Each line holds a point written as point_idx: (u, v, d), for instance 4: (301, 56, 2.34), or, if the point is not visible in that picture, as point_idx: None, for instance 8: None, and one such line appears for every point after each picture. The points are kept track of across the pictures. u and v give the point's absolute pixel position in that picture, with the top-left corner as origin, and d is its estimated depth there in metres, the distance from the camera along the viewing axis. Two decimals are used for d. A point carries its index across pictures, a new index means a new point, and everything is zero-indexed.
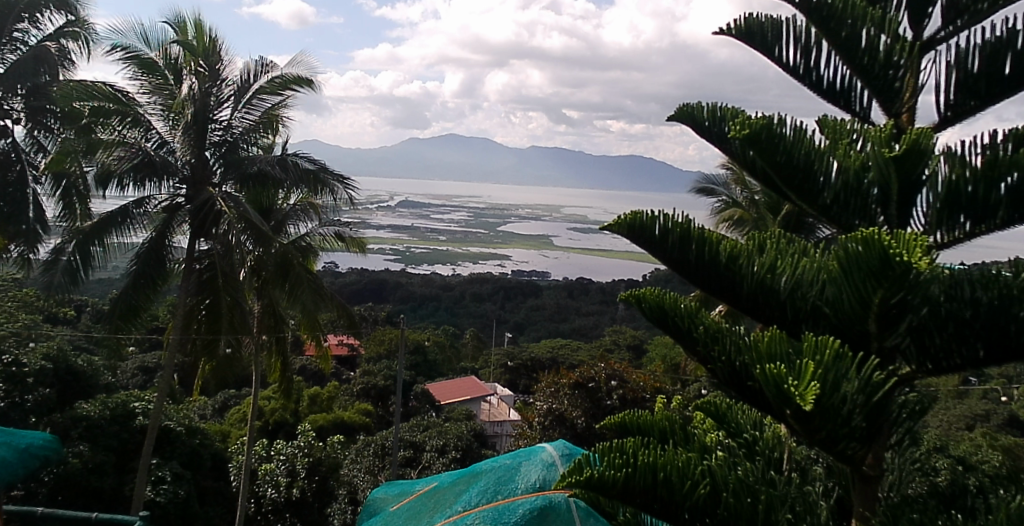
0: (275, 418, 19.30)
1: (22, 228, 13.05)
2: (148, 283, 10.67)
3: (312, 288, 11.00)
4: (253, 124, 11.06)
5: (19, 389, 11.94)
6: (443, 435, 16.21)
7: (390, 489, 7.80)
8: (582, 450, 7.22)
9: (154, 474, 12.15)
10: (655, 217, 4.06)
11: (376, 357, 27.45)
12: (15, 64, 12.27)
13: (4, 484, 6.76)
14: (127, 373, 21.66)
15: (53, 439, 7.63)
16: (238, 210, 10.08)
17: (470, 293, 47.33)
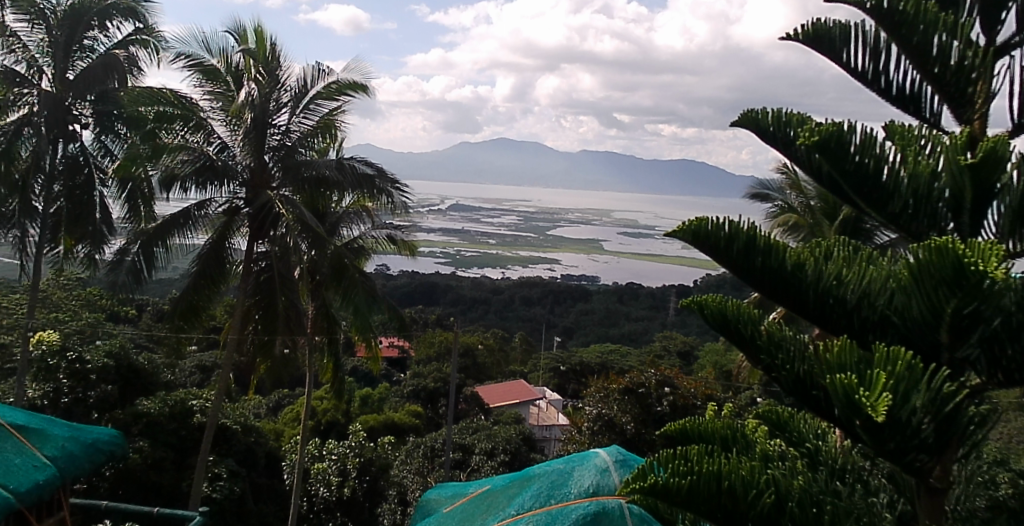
0: (328, 418, 19.65)
1: (89, 229, 13.67)
2: (208, 283, 10.91)
3: (365, 291, 11.03)
4: (311, 129, 11.21)
5: (82, 385, 12.45)
6: (492, 438, 16.26)
7: (443, 491, 7.86)
8: (638, 456, 7.16)
9: (211, 471, 12.44)
10: (722, 223, 3.99)
11: (426, 359, 27.64)
12: (86, 70, 12.65)
13: (72, 478, 7.02)
14: (186, 372, 22.32)
15: (119, 435, 7.87)
16: (295, 213, 10.26)
17: (519, 297, 47.43)
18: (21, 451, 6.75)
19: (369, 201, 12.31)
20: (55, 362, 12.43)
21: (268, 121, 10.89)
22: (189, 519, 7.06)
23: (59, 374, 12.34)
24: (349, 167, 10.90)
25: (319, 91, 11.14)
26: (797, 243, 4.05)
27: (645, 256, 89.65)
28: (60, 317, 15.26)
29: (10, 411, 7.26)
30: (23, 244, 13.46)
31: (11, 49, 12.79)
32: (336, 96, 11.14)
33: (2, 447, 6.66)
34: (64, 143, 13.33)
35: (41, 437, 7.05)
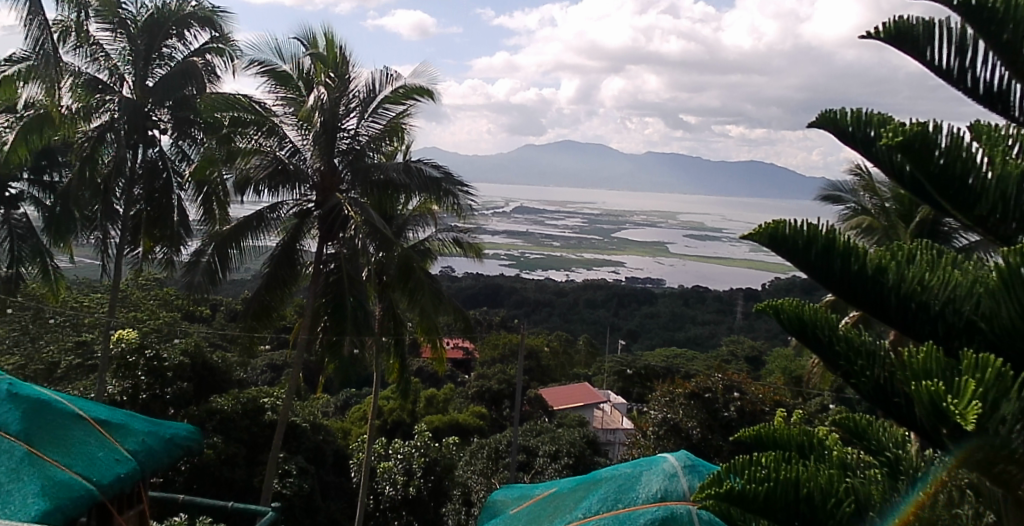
0: (393, 417, 20.06)
1: (166, 232, 14.13)
2: (280, 284, 11.20)
3: (432, 293, 11.00)
4: (379, 133, 11.34)
5: (160, 382, 12.90)
6: (556, 441, 16.25)
7: (509, 492, 7.88)
8: (707, 462, 7.07)
9: (281, 468, 12.75)
10: (801, 226, 3.84)
11: (490, 361, 27.78)
12: (164, 78, 13.02)
13: (152, 471, 7.28)
14: (258, 370, 23.01)
15: (196, 431, 8.12)
16: (363, 215, 10.47)
17: (583, 300, 47.12)
18: (103, 445, 7.00)
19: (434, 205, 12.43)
20: (135, 360, 12.82)
21: (338, 125, 11.07)
22: (262, 514, 7.25)
23: (139, 371, 12.78)
24: (416, 170, 10.98)
25: (387, 96, 11.28)
26: (878, 247, 3.92)
27: (707, 258, 88.16)
28: (139, 317, 15.90)
29: (93, 405, 7.54)
30: (106, 245, 14.40)
31: (95, 57, 13.17)
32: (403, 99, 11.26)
33: (86, 440, 6.91)
34: (144, 149, 13.69)
35: (123, 432, 7.33)
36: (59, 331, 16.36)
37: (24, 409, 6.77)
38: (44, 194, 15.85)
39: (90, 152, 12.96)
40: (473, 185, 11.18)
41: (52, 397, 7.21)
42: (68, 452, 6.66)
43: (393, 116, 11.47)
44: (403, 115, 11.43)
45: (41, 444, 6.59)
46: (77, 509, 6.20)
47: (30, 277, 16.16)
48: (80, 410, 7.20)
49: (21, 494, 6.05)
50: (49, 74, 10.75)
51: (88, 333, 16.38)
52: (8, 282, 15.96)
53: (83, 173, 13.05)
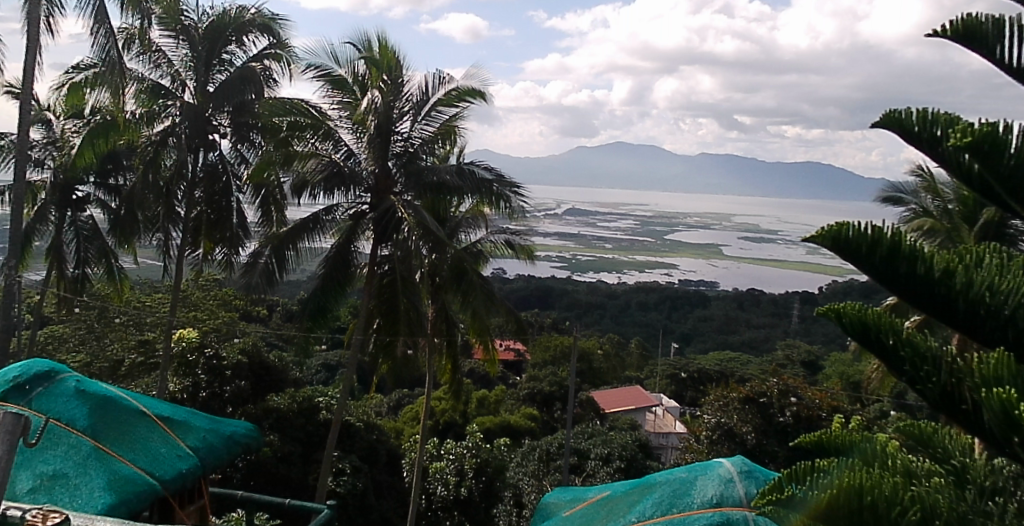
0: (446, 418, 20.33)
1: (226, 234, 14.20)
2: (335, 285, 11.36)
3: (484, 294, 10.98)
4: (432, 135, 11.40)
5: (219, 381, 13.20)
6: (607, 444, 16.17)
7: (562, 495, 7.89)
8: (763, 468, 6.95)
9: (336, 466, 12.97)
10: (865, 228, 3.72)
11: (542, 363, 27.80)
12: (225, 83, 13.23)
13: (213, 467, 7.47)
14: (313, 369, 23.41)
15: (254, 429, 8.29)
16: (417, 217, 10.56)
17: (636, 303, 46.66)
18: (166, 441, 7.18)
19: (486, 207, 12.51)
20: (194, 359, 13.23)
21: (391, 128, 11.17)
22: (315, 511, 7.34)
23: (198, 369, 13.11)
24: (469, 172, 11.04)
25: (440, 98, 11.35)
26: (946, 250, 3.81)
27: (760, 260, 86.56)
28: (199, 316, 16.31)
29: (157, 402, 7.73)
30: (168, 247, 14.76)
31: (157, 64, 13.49)
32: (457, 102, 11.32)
33: (150, 437, 7.08)
34: (204, 152, 13.93)
35: (185, 428, 7.52)
36: (124, 330, 16.91)
37: (90, 405, 6.96)
38: (110, 197, 16.16)
39: (152, 158, 13.48)
40: (527, 187, 11.06)
41: (118, 393, 7.41)
42: (131, 448, 6.85)
43: (447, 118, 11.47)
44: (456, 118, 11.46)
45: (106, 439, 6.79)
46: (140, 504, 6.39)
47: (95, 278, 16.79)
48: (144, 408, 7.39)
49: (88, 488, 6.31)
50: (115, 81, 11.12)
51: (150, 332, 16.87)
52: (75, 282, 16.25)
53: (146, 175, 13.63)
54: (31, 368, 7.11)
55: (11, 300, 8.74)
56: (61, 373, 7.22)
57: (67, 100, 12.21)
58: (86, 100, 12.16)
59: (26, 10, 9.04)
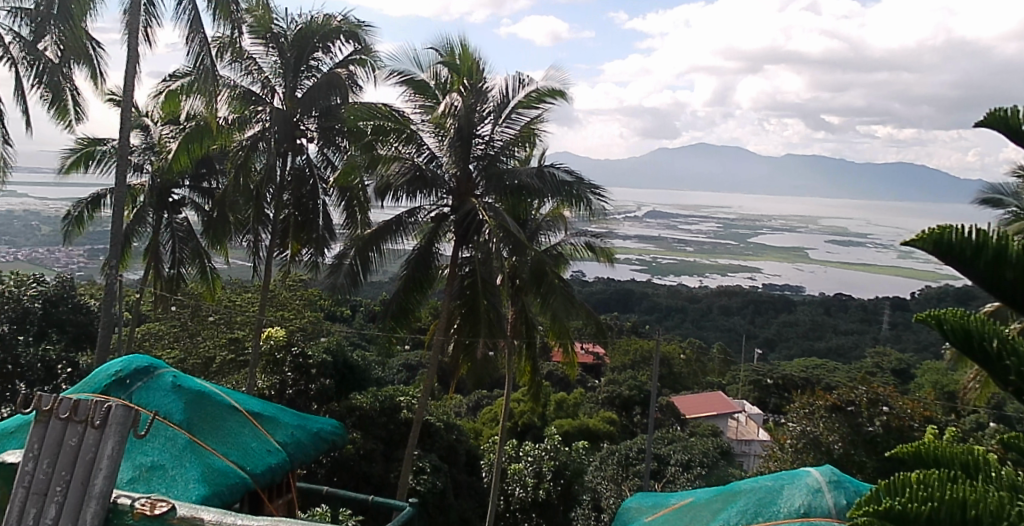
0: (524, 420, 20.43)
1: (313, 235, 14.68)
2: (416, 287, 11.57)
3: (565, 297, 10.92)
4: (513, 138, 11.45)
5: (305, 378, 13.61)
6: (688, 450, 16.04)
7: (644, 499, 7.84)
8: (854, 480, 6.72)
9: (416, 465, 13.17)
10: (969, 233, 3.56)
11: (622, 367, 27.65)
12: (312, 88, 13.58)
13: (300, 463, 7.71)
14: (394, 369, 23.97)
15: (340, 426, 8.53)
16: (497, 219, 10.61)
17: (718, 307, 45.51)
18: (256, 436, 7.41)
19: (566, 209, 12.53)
20: (282, 356, 13.75)
21: (474, 130, 11.28)
22: (399, 508, 7.50)
23: (285, 367, 13.58)
24: (549, 175, 11.05)
25: (520, 101, 11.40)
26: None
27: (849, 264, 84.01)
28: (284, 316, 17.12)
29: (247, 398, 7.99)
30: (257, 247, 15.24)
31: (249, 71, 13.98)
32: (537, 103, 11.36)
33: (241, 431, 7.34)
34: (292, 157, 14.44)
35: (275, 424, 7.78)
36: (216, 327, 17.66)
37: (186, 399, 7.21)
38: (203, 200, 16.54)
39: (243, 161, 13.71)
40: (608, 188, 10.95)
41: (211, 389, 7.66)
42: (224, 441, 7.07)
43: (527, 121, 11.50)
44: (537, 120, 11.49)
45: (200, 432, 7.02)
46: (233, 495, 6.58)
47: (189, 278, 17.38)
48: (236, 403, 7.65)
49: (183, 479, 6.48)
50: (207, 88, 11.59)
51: (240, 330, 17.55)
52: (170, 282, 16.89)
53: (238, 179, 13.78)
54: (132, 363, 7.36)
55: (113, 299, 9.16)
56: (159, 369, 7.48)
57: (164, 107, 12.63)
58: (180, 106, 12.59)
59: (127, 20, 9.47)
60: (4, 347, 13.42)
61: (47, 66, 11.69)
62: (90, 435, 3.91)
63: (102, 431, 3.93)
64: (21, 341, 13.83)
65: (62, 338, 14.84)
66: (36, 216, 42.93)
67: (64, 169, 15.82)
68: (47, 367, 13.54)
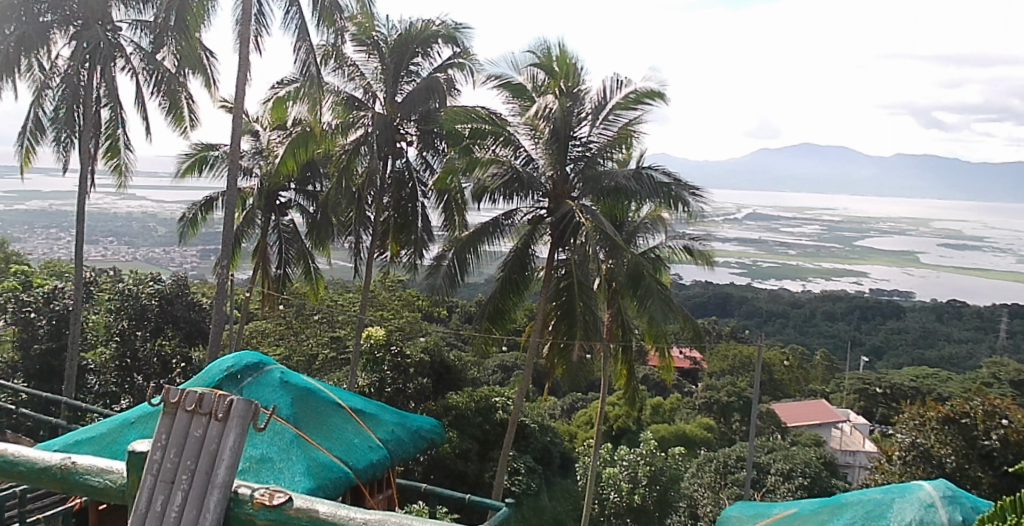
0: (619, 424, 20.85)
1: (412, 237, 15.14)
2: (513, 289, 11.66)
3: (662, 299, 10.69)
4: (610, 140, 11.48)
5: (403, 377, 13.99)
6: (789, 459, 16.02)
7: (746, 509, 7.66)
8: (973, 496, 6.34)
9: (511, 465, 13.30)
10: None
11: (720, 373, 27.00)
12: (412, 93, 13.86)
13: (402, 460, 7.91)
14: (490, 370, 24.40)
15: (439, 426, 8.68)
16: (594, 221, 10.69)
17: (821, 311, 43.25)
18: (359, 433, 7.62)
19: (665, 210, 12.48)
20: (381, 355, 14.18)
21: (571, 133, 11.37)
22: (496, 508, 7.48)
23: (384, 365, 14.02)
24: (646, 177, 10.96)
25: (618, 102, 11.38)
26: None
27: (959, 268, 80.21)
28: (384, 315, 17.71)
29: (351, 395, 8.20)
30: (359, 249, 15.65)
31: (351, 77, 14.19)
32: (635, 104, 11.28)
33: (345, 427, 7.54)
34: (393, 160, 14.74)
35: (377, 422, 8.00)
36: (320, 327, 18.55)
37: (293, 395, 7.42)
38: (308, 203, 17.16)
39: (346, 165, 13.87)
40: (706, 189, 10.71)
41: (316, 386, 7.87)
42: (328, 437, 7.27)
43: (625, 122, 11.51)
44: (636, 122, 11.44)
45: (306, 427, 7.23)
46: (338, 489, 6.76)
47: (294, 278, 17.95)
48: (340, 401, 7.84)
49: (290, 472, 6.70)
50: (312, 93, 12.07)
51: (342, 329, 18.30)
52: (277, 281, 17.47)
53: (341, 182, 14.08)
54: (243, 359, 7.67)
55: (224, 294, 9.59)
56: (268, 365, 7.74)
57: (272, 113, 13.08)
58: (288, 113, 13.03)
59: (238, 31, 9.89)
60: (124, 341, 14.68)
61: (165, 75, 12.38)
62: (214, 427, 2.17)
63: (232, 422, 2.18)
64: (141, 336, 14.81)
65: (178, 334, 15.29)
66: (158, 218, 45.58)
67: (180, 172, 16.59)
68: (163, 361, 14.76)
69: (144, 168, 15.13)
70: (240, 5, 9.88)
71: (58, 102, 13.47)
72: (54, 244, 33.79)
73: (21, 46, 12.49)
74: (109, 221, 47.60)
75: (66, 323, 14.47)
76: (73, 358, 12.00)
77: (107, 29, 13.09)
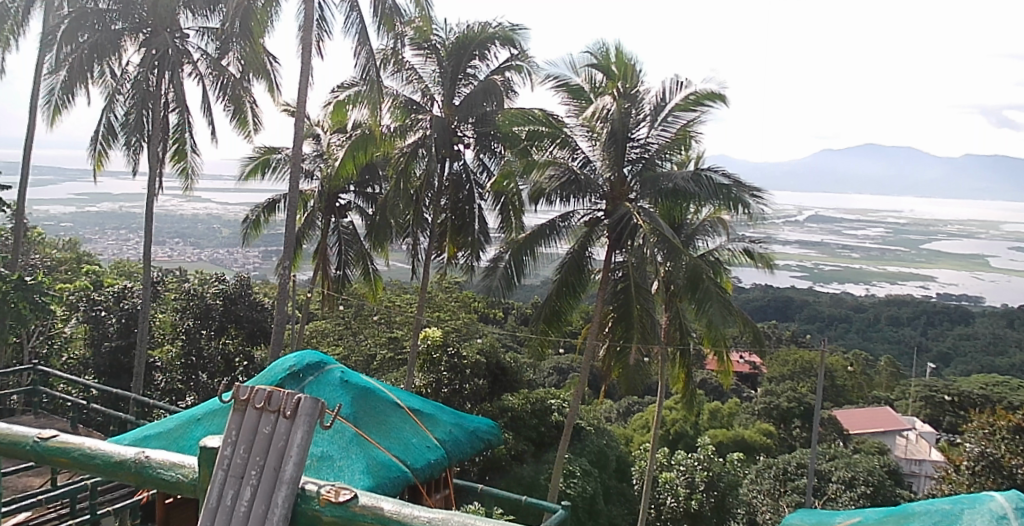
0: (676, 428, 20.52)
1: (469, 238, 15.23)
2: (569, 291, 11.64)
3: (721, 302, 10.58)
4: (670, 141, 11.45)
5: (459, 378, 14.14)
6: (851, 467, 16.01)
7: (808, 516, 7.49)
8: None
9: (567, 468, 13.27)
10: None
11: (780, 378, 26.66)
12: (469, 95, 13.97)
13: (458, 461, 7.95)
14: (545, 372, 24.50)
15: (495, 428, 8.73)
16: (651, 223, 10.62)
17: (886, 316, 42.37)
18: (416, 433, 7.67)
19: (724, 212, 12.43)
20: (438, 356, 14.25)
21: (630, 134, 11.32)
22: (552, 510, 7.43)
23: (441, 366, 14.14)
24: (706, 178, 10.80)
25: (677, 103, 11.36)
26: None
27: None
28: (441, 316, 17.85)
29: (409, 395, 8.27)
30: (416, 251, 15.82)
31: (410, 81, 14.49)
32: (694, 106, 11.24)
33: (403, 427, 7.61)
34: (450, 163, 14.81)
35: (435, 422, 8.07)
36: (378, 327, 18.96)
37: (353, 394, 7.51)
38: (367, 205, 17.32)
39: (404, 167, 14.08)
40: (768, 191, 10.56)
41: (376, 385, 7.97)
42: (386, 436, 7.35)
43: (684, 123, 11.46)
44: (694, 122, 11.42)
45: (365, 426, 7.31)
46: (396, 488, 6.81)
47: (353, 279, 18.15)
48: (398, 400, 7.91)
49: (350, 470, 6.77)
50: (373, 97, 12.36)
51: (399, 330, 18.55)
52: (336, 282, 17.67)
53: (399, 185, 14.27)
54: (304, 358, 7.79)
55: (286, 294, 9.80)
56: (329, 364, 7.85)
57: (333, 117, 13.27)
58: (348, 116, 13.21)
59: (301, 36, 10.10)
60: (189, 340, 15.11)
61: (230, 80, 12.73)
62: (281, 424, 2.01)
63: (302, 417, 2.02)
64: (205, 335, 15.24)
65: (240, 333, 15.61)
66: (223, 221, 46.82)
67: (245, 175, 17.10)
68: (227, 359, 15.16)
69: (210, 171, 15.52)
70: (302, 11, 10.09)
71: (129, 107, 13.98)
72: (127, 245, 35.01)
73: (94, 53, 12.97)
74: (176, 223, 49.02)
75: (134, 321, 14.96)
76: (142, 355, 12.34)
77: (175, 35, 13.52)
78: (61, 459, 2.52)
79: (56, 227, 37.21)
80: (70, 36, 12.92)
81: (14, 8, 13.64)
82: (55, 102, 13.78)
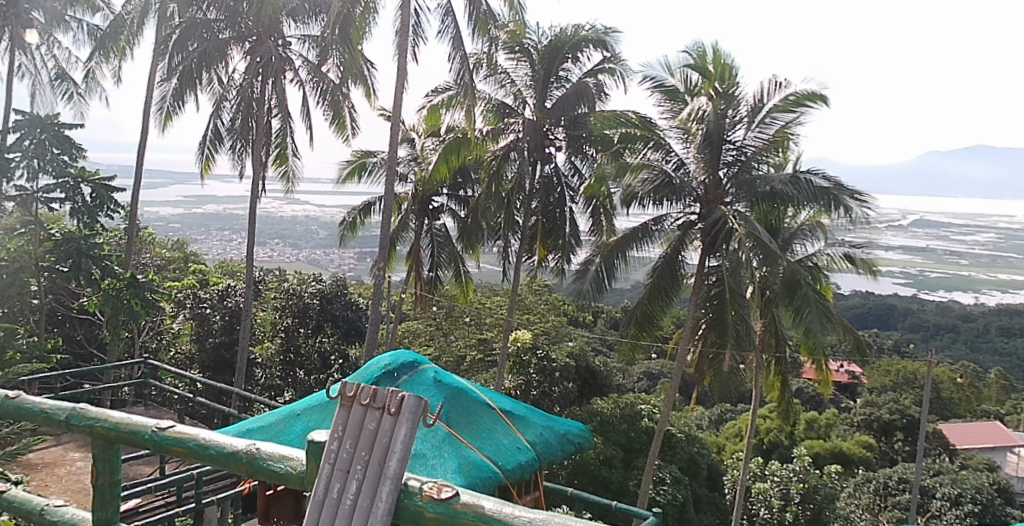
0: (770, 438, 20.02)
1: (559, 241, 15.18)
2: (661, 295, 11.52)
3: (821, 310, 10.28)
4: (766, 143, 11.23)
5: (549, 380, 14.30)
6: (959, 484, 15.46)
7: None
8: None
9: (657, 475, 13.14)
10: None
11: (880, 389, 25.74)
12: (561, 98, 14.18)
13: (549, 463, 7.94)
14: (635, 378, 24.43)
15: (586, 432, 8.71)
16: (747, 227, 10.44)
17: (997, 326, 40.23)
18: (507, 434, 7.71)
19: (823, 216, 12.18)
20: (527, 359, 14.56)
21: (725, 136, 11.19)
22: (644, 517, 7.32)
23: (531, 369, 14.35)
24: (806, 181, 10.57)
25: (776, 104, 11.11)
26: None
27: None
28: (531, 318, 17.94)
29: (499, 396, 8.33)
30: (507, 254, 15.99)
31: (502, 84, 14.57)
32: (793, 107, 10.97)
33: (494, 428, 7.66)
34: (541, 165, 14.99)
35: (526, 424, 8.12)
36: (467, 328, 19.23)
37: (445, 394, 7.61)
38: (459, 207, 17.58)
39: (497, 171, 14.36)
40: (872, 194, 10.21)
41: (468, 386, 8.05)
42: (478, 436, 7.44)
43: (782, 125, 11.22)
44: (793, 123, 11.17)
45: (457, 426, 7.45)
46: (488, 488, 6.85)
47: (445, 280, 18.39)
48: (490, 401, 7.98)
49: (443, 469, 6.86)
50: (467, 100, 12.46)
51: (489, 332, 18.82)
52: (428, 283, 17.97)
53: (491, 188, 14.52)
54: (399, 357, 7.94)
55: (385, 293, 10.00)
56: (423, 364, 7.97)
57: (427, 120, 13.54)
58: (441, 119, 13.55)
59: (399, 41, 10.34)
60: (288, 337, 15.69)
61: (331, 86, 13.17)
62: (386, 421, 2.09)
63: (406, 415, 2.10)
64: (301, 332, 15.79)
65: (336, 331, 16.00)
66: (321, 224, 48.37)
67: (342, 178, 17.63)
68: (323, 357, 15.62)
69: (309, 174, 16.06)
70: (400, 17, 10.34)
71: (234, 113, 14.60)
72: (234, 246, 36.69)
73: (202, 61, 13.59)
74: (281, 224, 51.02)
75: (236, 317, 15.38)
76: (243, 352, 12.80)
77: (278, 43, 14.04)
78: (177, 448, 2.56)
79: (169, 228, 39.34)
80: (181, 45, 13.57)
81: (130, 19, 14.40)
82: (167, 108, 14.48)
